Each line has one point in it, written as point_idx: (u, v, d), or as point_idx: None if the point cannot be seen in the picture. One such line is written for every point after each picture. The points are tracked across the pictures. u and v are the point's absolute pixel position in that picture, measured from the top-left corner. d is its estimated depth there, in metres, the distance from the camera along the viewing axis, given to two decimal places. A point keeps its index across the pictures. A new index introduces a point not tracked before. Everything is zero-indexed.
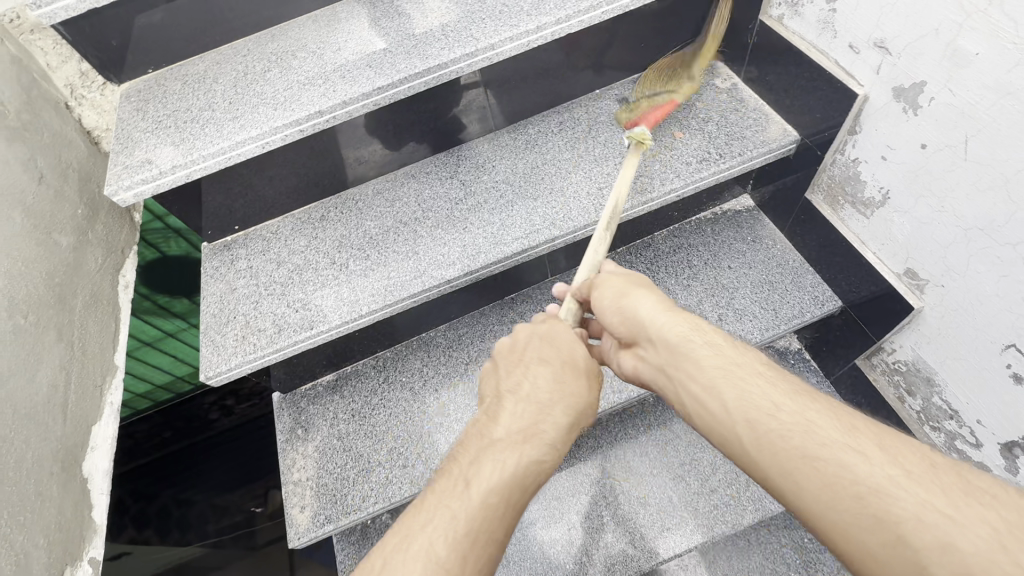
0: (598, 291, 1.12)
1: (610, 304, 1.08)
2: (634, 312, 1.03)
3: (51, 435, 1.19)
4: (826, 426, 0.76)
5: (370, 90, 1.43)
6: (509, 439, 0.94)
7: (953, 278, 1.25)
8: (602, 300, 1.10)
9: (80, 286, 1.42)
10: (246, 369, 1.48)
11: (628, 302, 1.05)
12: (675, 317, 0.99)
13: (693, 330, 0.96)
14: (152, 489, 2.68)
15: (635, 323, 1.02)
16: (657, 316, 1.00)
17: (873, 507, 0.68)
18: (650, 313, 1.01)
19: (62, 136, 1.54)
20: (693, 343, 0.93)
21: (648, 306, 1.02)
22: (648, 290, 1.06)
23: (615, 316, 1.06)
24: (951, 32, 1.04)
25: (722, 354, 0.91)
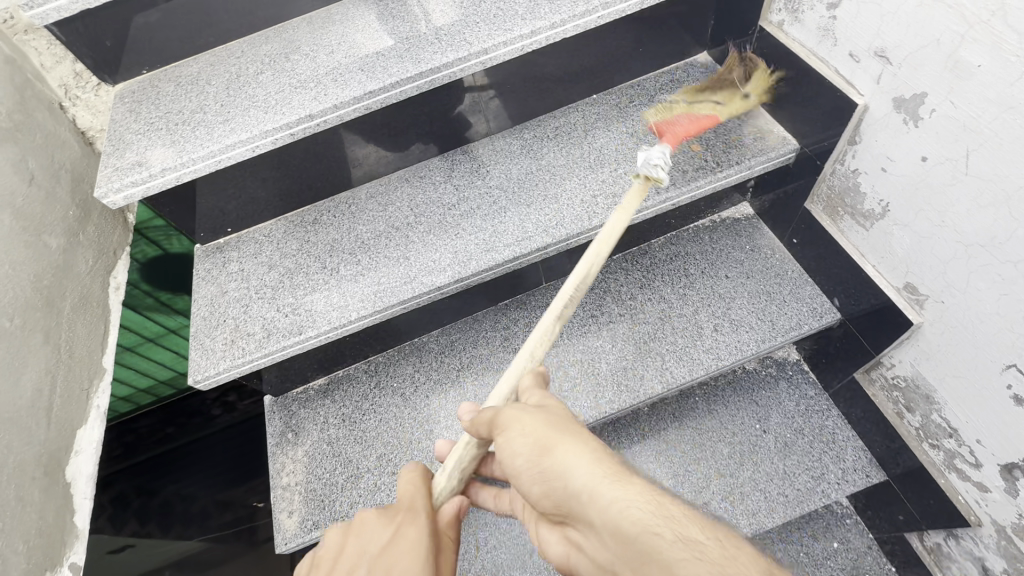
0: (510, 438, 0.86)
1: (526, 462, 0.81)
2: (565, 479, 0.75)
3: (34, 439, 1.19)
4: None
5: (361, 94, 1.41)
6: None
7: (954, 295, 1.22)
8: (512, 454, 0.84)
9: (70, 288, 1.42)
10: (234, 373, 1.48)
11: (554, 461, 0.78)
12: (621, 494, 0.69)
13: (651, 511, 0.66)
14: (157, 483, 2.68)
15: (566, 494, 0.75)
16: (598, 490, 0.71)
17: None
18: (584, 484, 0.73)
19: (55, 137, 1.54)
20: (658, 538, 0.63)
21: (576, 471, 0.74)
22: (573, 442, 0.79)
23: (537, 480, 0.79)
24: (953, 43, 1.01)
25: (703, 555, 0.60)
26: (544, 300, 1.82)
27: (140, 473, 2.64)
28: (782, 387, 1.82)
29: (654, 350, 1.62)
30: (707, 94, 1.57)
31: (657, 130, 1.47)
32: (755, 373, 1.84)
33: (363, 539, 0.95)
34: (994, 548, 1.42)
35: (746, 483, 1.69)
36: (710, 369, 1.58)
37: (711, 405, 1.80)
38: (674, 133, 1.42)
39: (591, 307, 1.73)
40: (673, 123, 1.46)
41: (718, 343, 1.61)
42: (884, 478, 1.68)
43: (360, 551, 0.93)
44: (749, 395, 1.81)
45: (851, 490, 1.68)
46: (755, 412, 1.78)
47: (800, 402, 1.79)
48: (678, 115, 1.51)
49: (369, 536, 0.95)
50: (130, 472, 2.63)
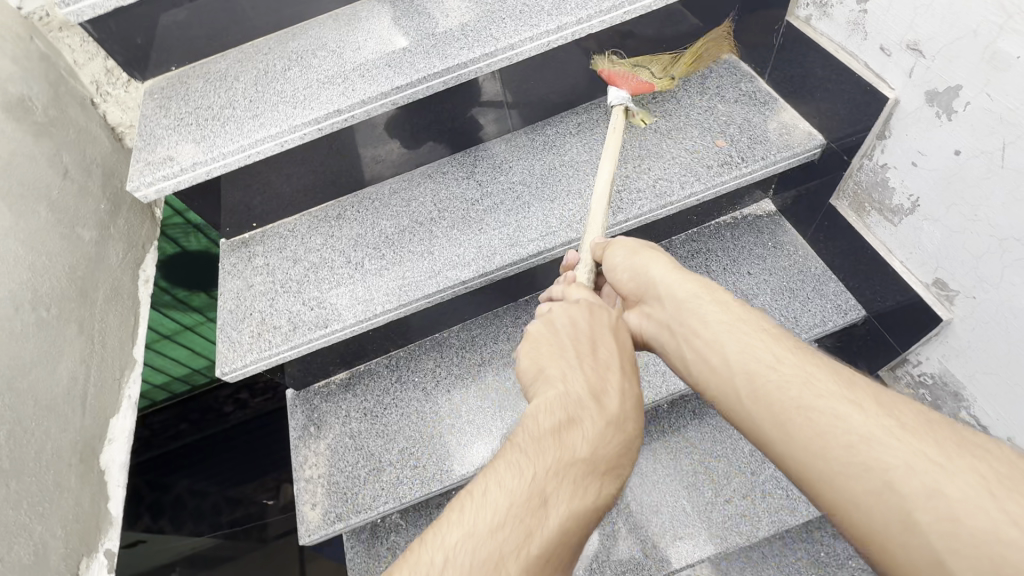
0: (613, 249, 1.13)
1: (625, 260, 1.08)
2: (643, 269, 1.03)
3: (71, 427, 1.21)
4: (827, 382, 0.73)
5: (389, 89, 1.43)
6: (592, 463, 0.79)
7: (986, 290, 1.21)
8: (615, 257, 1.11)
9: (102, 280, 1.44)
10: (261, 365, 1.49)
11: (641, 257, 1.06)
12: (684, 279, 0.97)
13: (702, 288, 0.94)
14: (171, 479, 2.77)
15: (642, 278, 1.03)
16: (665, 278, 0.99)
17: (866, 456, 0.65)
18: (659, 273, 1.00)
19: (87, 132, 1.56)
20: (703, 301, 0.91)
21: (655, 265, 1.03)
22: (660, 253, 1.05)
23: (626, 274, 1.07)
24: (990, 34, 1.01)
25: (731, 313, 0.88)
26: None
27: (153, 469, 2.77)
28: None
29: None
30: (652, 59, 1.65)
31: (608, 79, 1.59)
32: None
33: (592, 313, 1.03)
34: None
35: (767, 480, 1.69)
36: None
37: None
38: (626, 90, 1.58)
39: None
40: (624, 78, 1.60)
41: None
42: None
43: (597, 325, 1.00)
44: None
45: None
46: None
47: None
48: (624, 69, 1.61)
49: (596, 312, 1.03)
50: (144, 468, 2.77)
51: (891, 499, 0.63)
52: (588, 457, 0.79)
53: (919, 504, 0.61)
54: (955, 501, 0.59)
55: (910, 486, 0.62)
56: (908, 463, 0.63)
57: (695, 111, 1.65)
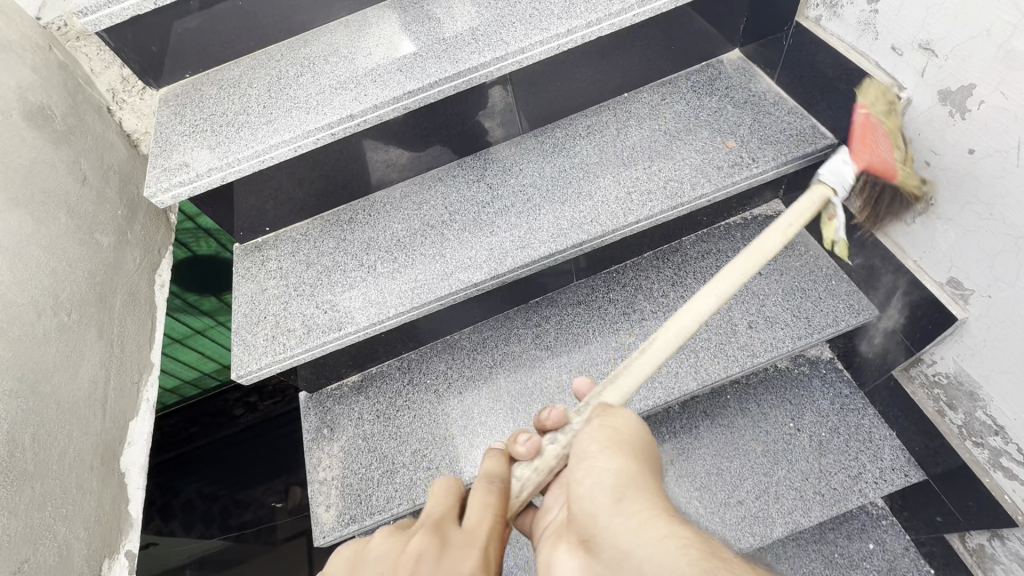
0: (586, 446, 0.87)
1: (590, 490, 0.79)
2: (606, 513, 0.75)
3: (92, 430, 1.23)
4: None
5: (401, 94, 1.44)
6: None
7: (1002, 288, 1.21)
8: (579, 475, 0.83)
9: (120, 285, 1.46)
10: (276, 368, 1.51)
11: (609, 484, 0.79)
12: (672, 545, 0.67)
13: (698, 556, 0.64)
14: (179, 483, 2.78)
15: (607, 529, 0.73)
16: (645, 542, 0.69)
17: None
18: (634, 529, 0.71)
19: (104, 139, 1.59)
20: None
21: (626, 509, 0.74)
22: (633, 492, 0.77)
23: (586, 506, 0.78)
24: (1004, 33, 1.01)
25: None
26: (576, 298, 1.82)
27: (164, 472, 2.78)
28: (816, 385, 1.80)
29: (690, 346, 1.62)
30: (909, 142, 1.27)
31: (859, 130, 1.23)
32: (788, 371, 1.83)
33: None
34: None
35: (780, 480, 1.68)
36: (746, 365, 1.57)
37: (743, 403, 1.80)
38: (864, 152, 1.21)
39: (622, 305, 1.76)
40: (877, 141, 1.23)
41: (753, 340, 1.60)
42: (924, 478, 1.66)
43: None
44: (783, 393, 1.79)
45: (890, 490, 1.65)
46: (788, 409, 1.77)
47: (835, 400, 1.77)
48: (881, 129, 1.25)
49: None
50: (154, 470, 2.77)
51: None
52: None
53: None
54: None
55: None
56: None
57: (705, 113, 1.66)
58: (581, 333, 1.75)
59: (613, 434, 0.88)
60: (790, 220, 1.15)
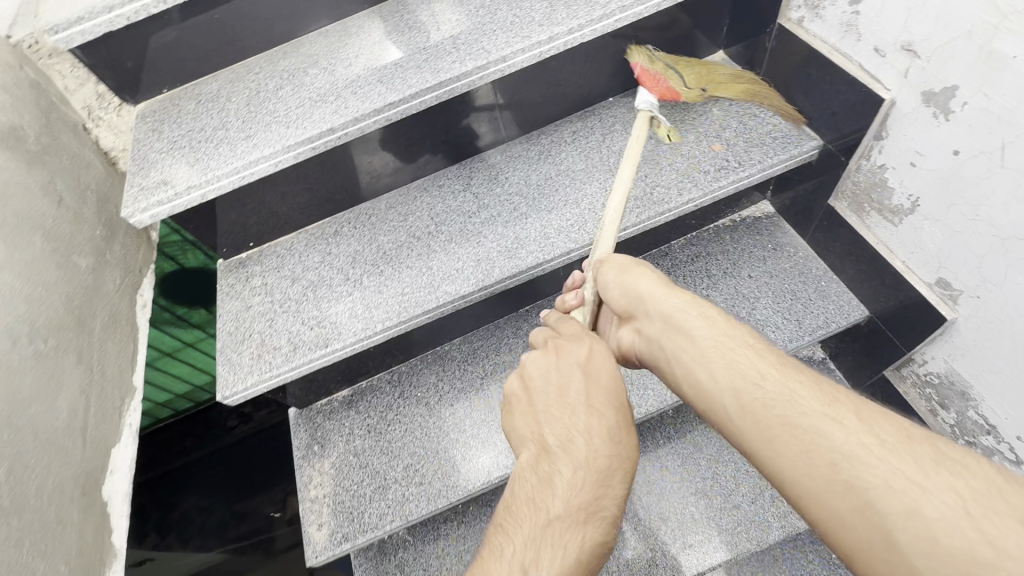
0: (602, 267, 1.12)
1: (615, 289, 1.05)
2: (633, 288, 1.01)
3: (72, 460, 1.20)
4: (806, 397, 0.73)
5: (382, 106, 1.42)
6: (570, 515, 0.84)
7: (990, 289, 1.20)
8: (604, 284, 1.09)
9: (99, 307, 1.43)
10: (262, 388, 1.48)
11: (631, 277, 1.04)
12: (673, 296, 0.95)
13: (690, 304, 0.93)
14: (175, 496, 2.68)
15: (632, 301, 1.01)
16: (657, 297, 0.97)
17: (848, 476, 0.65)
18: (646, 296, 0.98)
19: (80, 158, 1.55)
20: (689, 315, 0.90)
21: (644, 285, 1.01)
22: (649, 269, 1.04)
23: (616, 291, 1.05)
24: (985, 34, 1.00)
25: (714, 325, 0.87)
26: None
27: (159, 487, 2.68)
28: None
29: None
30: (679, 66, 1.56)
31: (634, 75, 1.49)
32: None
33: (564, 359, 1.02)
34: None
35: None
36: None
37: None
38: (647, 91, 1.49)
39: None
40: (652, 78, 1.50)
41: None
42: None
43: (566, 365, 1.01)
44: None
45: None
46: None
47: None
48: (653, 68, 1.52)
49: (567, 353, 1.03)
50: (148, 485, 2.68)
51: (875, 521, 0.61)
52: (564, 513, 0.85)
53: (900, 526, 0.60)
54: (936, 525, 0.58)
55: (891, 506, 0.61)
56: (889, 484, 0.62)
57: (690, 116, 1.65)
58: None
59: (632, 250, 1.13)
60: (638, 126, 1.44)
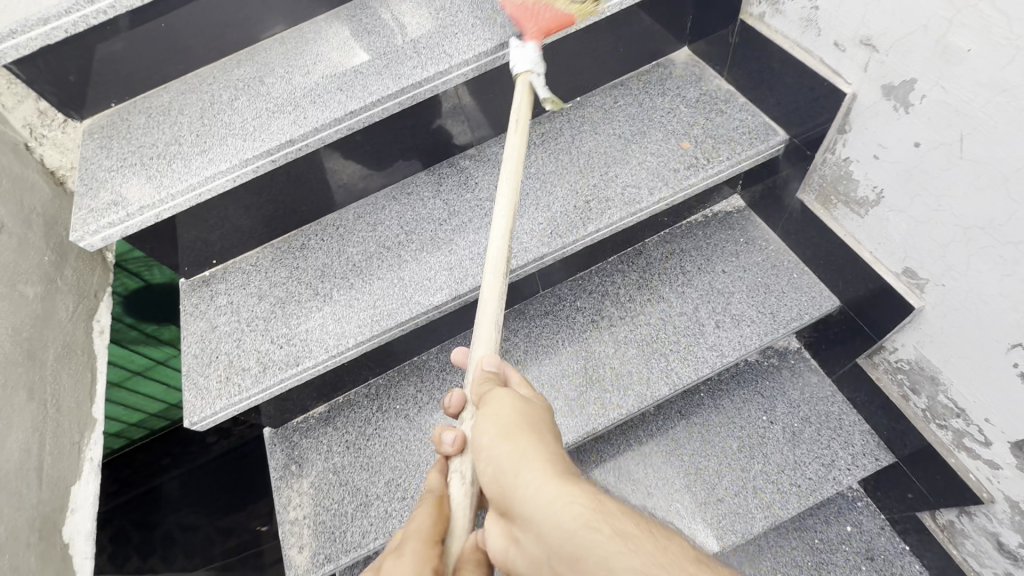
0: (480, 418, 0.88)
1: (491, 473, 0.79)
2: (511, 481, 0.75)
3: (26, 503, 1.16)
4: None
5: (343, 115, 1.38)
6: None
7: (954, 278, 1.22)
8: (482, 457, 0.82)
9: (52, 337, 1.37)
10: (231, 412, 1.43)
11: (508, 453, 0.78)
12: (565, 497, 0.69)
13: (591, 512, 0.66)
14: (154, 516, 2.53)
15: (512, 494, 0.74)
16: (542, 502, 0.70)
17: None
18: (529, 491, 0.72)
19: (23, 179, 1.47)
20: (598, 534, 0.64)
21: (524, 476, 0.74)
22: (534, 440, 0.80)
23: (489, 472, 0.79)
24: (940, 28, 1.01)
25: (637, 550, 0.62)
26: (544, 308, 1.76)
27: (140, 507, 2.55)
28: (785, 376, 1.83)
29: (658, 349, 1.61)
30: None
31: (517, 16, 1.39)
32: (757, 364, 1.85)
33: None
34: (1007, 523, 1.43)
35: (757, 475, 1.68)
36: (716, 366, 1.57)
37: (717, 399, 1.80)
38: (533, 28, 1.37)
39: (589, 312, 1.72)
40: (536, 10, 1.38)
41: (721, 339, 1.60)
42: (893, 460, 1.69)
43: None
44: (754, 387, 1.81)
45: (863, 474, 1.69)
46: (760, 402, 1.79)
47: (804, 390, 1.80)
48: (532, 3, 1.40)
49: None
50: (128, 507, 2.55)
51: None
52: None
53: None
54: None
55: None
56: None
57: (658, 114, 1.64)
58: None
59: (519, 399, 0.90)
60: (494, 246, 1.17)
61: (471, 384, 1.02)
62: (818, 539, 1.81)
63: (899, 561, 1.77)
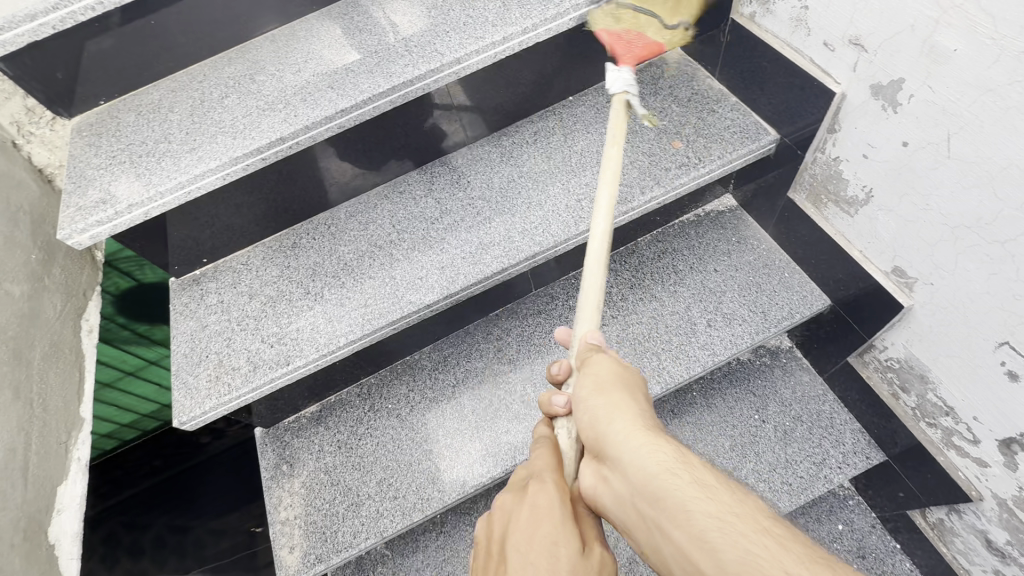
0: (581, 376, 0.96)
1: (587, 421, 0.88)
2: (606, 428, 0.84)
3: (10, 504, 1.15)
4: None
5: (333, 113, 1.37)
6: None
7: (942, 276, 1.23)
8: (577, 408, 0.91)
9: (39, 336, 1.36)
10: (221, 411, 1.42)
11: (604, 406, 0.87)
12: (655, 447, 0.79)
13: (676, 463, 0.77)
14: (146, 518, 2.52)
15: (603, 441, 0.84)
16: (634, 449, 0.80)
17: None
18: (623, 440, 0.81)
19: (10, 177, 1.46)
20: (682, 481, 0.74)
21: (620, 426, 0.83)
22: (628, 398, 0.89)
23: (586, 419, 0.89)
24: (927, 28, 1.02)
25: (713, 498, 0.72)
26: (536, 307, 1.79)
27: (131, 508, 2.53)
28: (777, 375, 1.83)
29: (651, 348, 1.61)
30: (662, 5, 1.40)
31: (608, 44, 1.41)
32: (750, 363, 1.85)
33: (526, 507, 0.88)
34: (996, 521, 1.44)
35: (749, 474, 1.68)
36: (707, 365, 1.57)
37: (709, 398, 1.80)
38: (627, 56, 1.37)
39: None
40: (628, 39, 1.38)
41: (713, 338, 1.61)
42: (883, 458, 1.70)
43: (524, 524, 0.86)
44: (746, 386, 1.82)
45: (853, 473, 1.70)
46: (752, 402, 1.79)
47: (796, 388, 1.81)
48: (625, 29, 1.40)
49: (529, 501, 0.88)
50: (118, 509, 2.52)
51: None
52: None
53: None
54: None
55: None
56: None
57: (650, 114, 1.65)
58: (544, 345, 1.73)
59: (619, 363, 0.97)
60: (593, 246, 1.18)
61: (574, 354, 1.06)
62: (809, 537, 1.81)
63: (889, 559, 1.78)
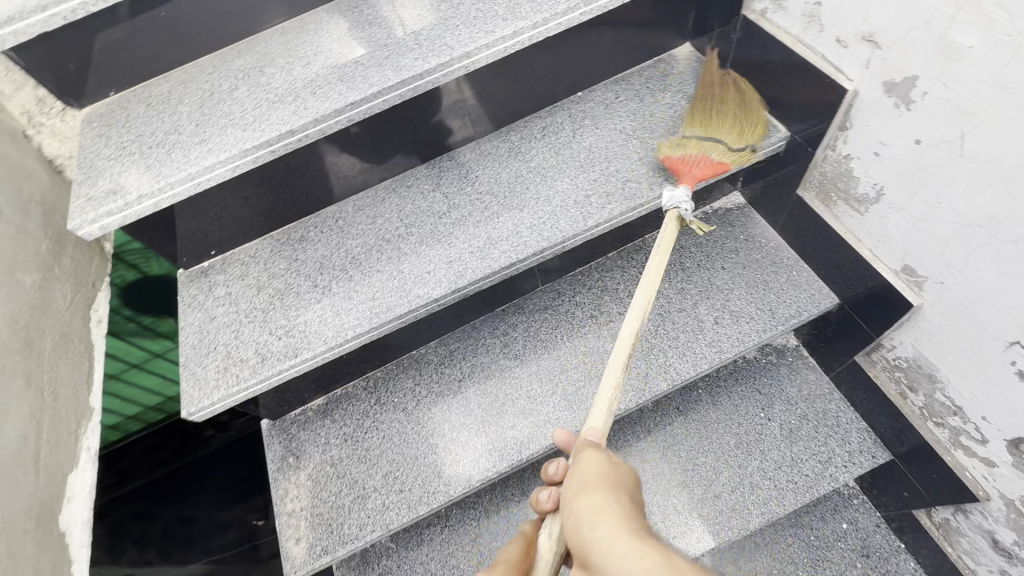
0: (569, 475, 0.98)
1: (573, 524, 0.88)
2: (590, 531, 0.84)
3: (23, 491, 1.16)
4: None
5: (343, 106, 1.37)
6: None
7: (952, 275, 1.22)
8: (564, 510, 0.92)
9: (49, 326, 1.37)
10: (229, 402, 1.43)
11: (588, 508, 0.88)
12: (639, 551, 0.77)
13: (661, 565, 0.74)
14: (151, 509, 2.53)
15: (590, 546, 0.83)
16: (618, 553, 0.79)
17: None
18: (605, 544, 0.81)
19: (21, 168, 1.46)
20: None
21: (603, 529, 0.83)
22: (612, 499, 0.89)
23: (570, 521, 0.90)
24: (942, 25, 1.01)
25: None
26: (542, 303, 1.79)
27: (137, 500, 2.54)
28: (783, 373, 1.83)
29: (658, 345, 1.61)
30: (722, 133, 1.46)
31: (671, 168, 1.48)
32: (756, 361, 1.85)
33: None
34: (1003, 521, 1.43)
35: (754, 472, 1.68)
36: (714, 362, 1.57)
37: (715, 395, 1.80)
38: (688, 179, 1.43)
39: (590, 307, 1.75)
40: (692, 163, 1.45)
41: (720, 336, 1.60)
42: (889, 458, 1.69)
43: None
44: (752, 384, 1.82)
45: (859, 472, 1.69)
46: (758, 399, 1.79)
47: (802, 387, 1.80)
48: (690, 153, 1.46)
49: None
50: (125, 500, 2.54)
51: None
52: None
53: None
54: None
55: None
56: None
57: (659, 110, 1.64)
58: (550, 341, 1.73)
59: (605, 461, 0.98)
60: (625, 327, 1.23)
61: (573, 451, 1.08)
62: (813, 535, 1.82)
63: (893, 558, 1.78)
